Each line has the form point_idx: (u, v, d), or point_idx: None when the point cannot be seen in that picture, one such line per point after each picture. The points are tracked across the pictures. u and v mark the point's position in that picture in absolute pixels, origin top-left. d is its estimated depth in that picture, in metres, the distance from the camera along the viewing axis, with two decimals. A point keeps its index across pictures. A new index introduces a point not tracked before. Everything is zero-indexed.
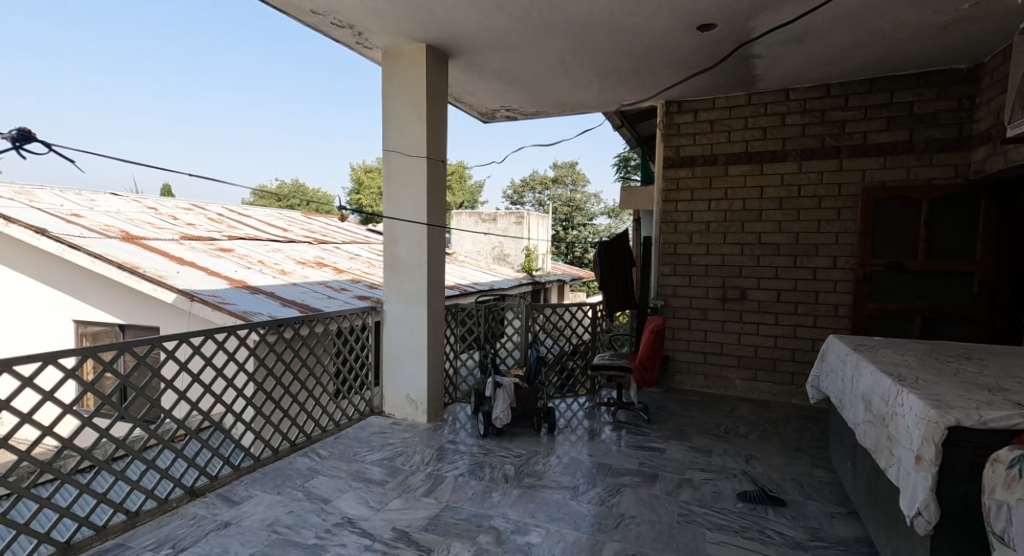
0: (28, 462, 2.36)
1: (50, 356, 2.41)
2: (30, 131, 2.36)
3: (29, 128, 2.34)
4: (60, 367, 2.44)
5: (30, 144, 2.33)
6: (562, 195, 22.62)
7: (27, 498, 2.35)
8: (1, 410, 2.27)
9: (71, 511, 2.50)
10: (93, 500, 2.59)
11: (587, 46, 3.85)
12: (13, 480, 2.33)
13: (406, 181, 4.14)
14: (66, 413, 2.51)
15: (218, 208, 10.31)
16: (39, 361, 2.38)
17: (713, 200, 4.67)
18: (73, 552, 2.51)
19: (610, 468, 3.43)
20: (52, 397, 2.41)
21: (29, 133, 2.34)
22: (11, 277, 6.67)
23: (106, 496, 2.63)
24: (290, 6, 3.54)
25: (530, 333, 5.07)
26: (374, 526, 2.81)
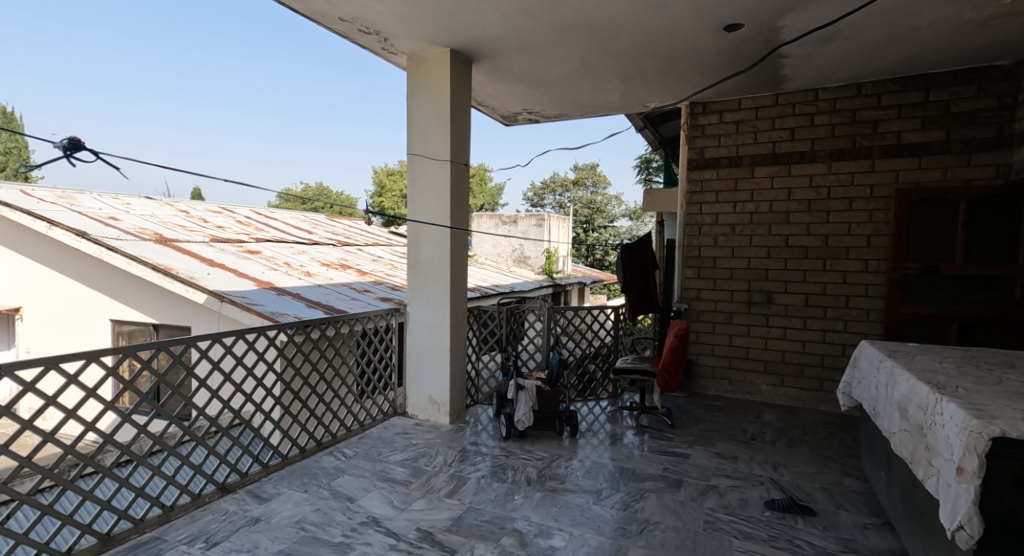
0: (72, 456, 2.43)
1: (93, 353, 2.48)
2: (80, 140, 2.50)
3: (79, 138, 2.49)
4: (104, 364, 2.51)
5: (79, 152, 2.48)
6: (583, 198, 22.57)
7: (71, 490, 2.42)
8: (48, 406, 2.34)
9: (112, 505, 2.57)
10: (132, 494, 2.66)
11: (612, 48, 3.84)
12: (59, 473, 2.41)
13: (430, 185, 4.17)
14: (108, 409, 2.58)
15: (246, 212, 10.54)
16: (83, 359, 2.45)
17: (738, 202, 4.61)
18: (113, 544, 2.59)
19: (634, 472, 3.40)
20: (95, 394, 2.48)
21: (79, 142, 2.48)
22: (53, 278, 6.92)
23: (144, 490, 2.70)
24: (318, 13, 3.61)
25: (552, 335, 5.05)
26: (398, 525, 2.84)
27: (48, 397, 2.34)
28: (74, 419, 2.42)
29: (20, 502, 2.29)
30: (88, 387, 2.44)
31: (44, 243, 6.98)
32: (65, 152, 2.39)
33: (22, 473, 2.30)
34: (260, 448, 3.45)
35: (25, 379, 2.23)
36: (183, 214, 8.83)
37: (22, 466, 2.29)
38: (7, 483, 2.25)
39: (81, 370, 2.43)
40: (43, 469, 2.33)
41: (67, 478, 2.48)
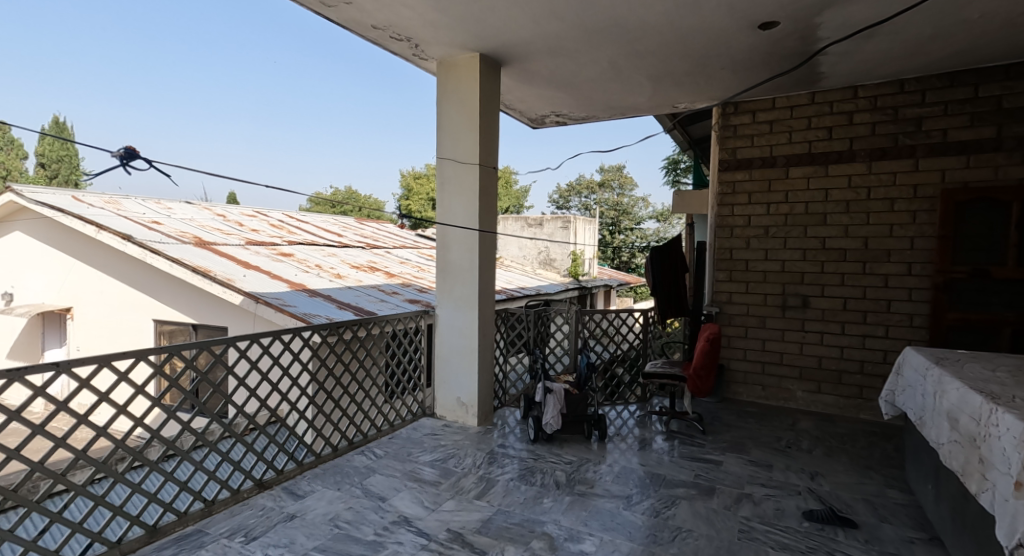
0: (122, 450, 2.53)
1: (142, 352, 2.56)
2: (135, 149, 2.67)
3: (134, 147, 2.66)
4: (152, 362, 2.59)
5: (135, 161, 2.65)
6: (609, 200, 22.42)
7: (121, 482, 2.52)
8: (100, 402, 2.43)
9: (158, 497, 2.66)
10: (177, 487, 2.75)
11: (643, 49, 3.81)
12: (110, 465, 2.50)
13: (459, 188, 4.20)
14: (154, 406, 2.66)
15: (280, 215, 10.80)
16: (132, 357, 2.54)
17: (772, 203, 4.52)
18: (160, 536, 2.68)
19: (664, 479, 3.35)
20: (143, 391, 2.56)
21: (134, 152, 2.65)
22: (100, 279, 7.22)
23: (188, 484, 2.79)
24: (351, 21, 3.67)
25: (579, 338, 5.03)
26: (429, 525, 2.86)
27: (101, 393, 2.43)
28: (124, 415, 2.51)
29: (75, 492, 2.39)
30: (137, 385, 2.53)
31: (93, 246, 7.29)
32: (123, 161, 2.58)
33: (76, 465, 2.39)
34: (295, 446, 3.52)
35: (80, 376, 2.32)
36: (221, 218, 9.07)
37: (77, 458, 2.39)
38: (63, 474, 2.35)
39: (131, 368, 2.52)
40: (95, 461, 2.42)
41: (117, 470, 2.58)
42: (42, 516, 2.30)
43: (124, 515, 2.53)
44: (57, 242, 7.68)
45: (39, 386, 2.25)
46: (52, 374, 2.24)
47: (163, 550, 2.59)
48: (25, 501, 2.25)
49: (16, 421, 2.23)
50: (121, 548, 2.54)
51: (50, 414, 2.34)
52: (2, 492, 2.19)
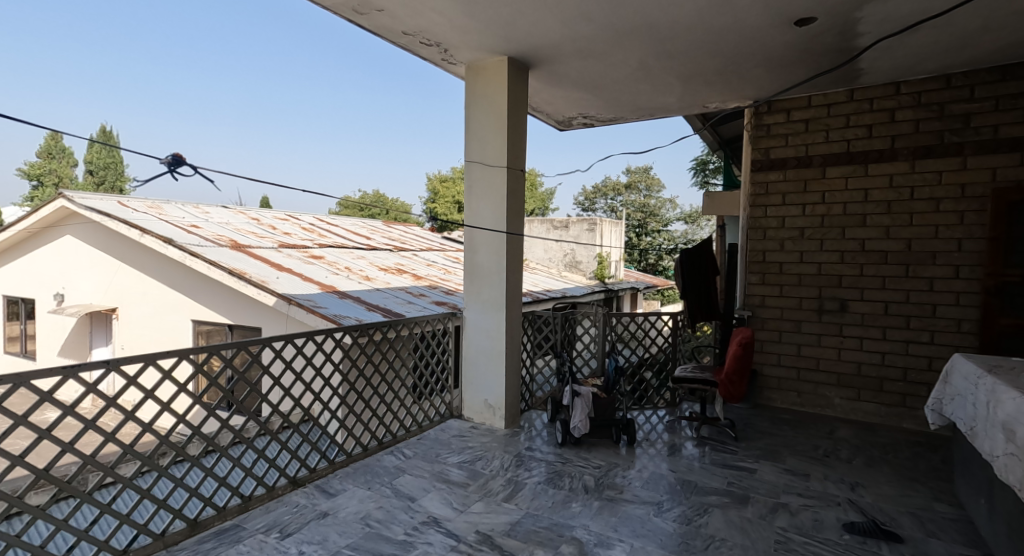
0: (166, 445, 2.60)
1: (184, 351, 2.63)
2: (181, 156, 2.76)
3: (181, 154, 2.75)
4: (195, 361, 2.66)
5: (181, 167, 2.73)
6: (635, 202, 22.20)
7: (165, 477, 2.59)
8: (146, 399, 2.50)
9: (199, 492, 2.73)
10: (216, 483, 2.82)
11: (673, 49, 3.76)
12: (155, 459, 2.58)
13: (487, 191, 4.21)
14: (196, 404, 2.73)
15: (310, 219, 11.00)
16: (176, 356, 2.60)
17: (808, 204, 4.40)
18: (200, 530, 2.76)
19: (696, 486, 3.29)
20: (186, 389, 2.63)
21: (180, 158, 2.74)
22: (143, 280, 7.47)
23: (227, 480, 2.86)
24: (382, 28, 3.72)
25: (606, 341, 4.98)
26: (458, 527, 2.87)
27: (145, 390, 2.50)
28: (168, 412, 2.58)
29: (123, 485, 2.48)
30: (180, 382, 2.60)
31: (136, 248, 7.55)
32: (170, 168, 2.67)
33: (124, 459, 2.48)
34: (327, 445, 3.57)
35: (128, 374, 2.40)
36: (255, 221, 9.29)
37: (125, 452, 2.47)
38: (112, 467, 2.43)
39: (176, 366, 2.59)
40: (142, 456, 2.50)
41: (162, 465, 2.65)
42: (92, 507, 2.39)
43: (169, 509, 2.61)
44: (104, 245, 7.99)
45: (91, 383, 2.33)
46: (103, 371, 2.32)
47: (203, 544, 2.66)
48: (77, 492, 2.34)
49: (69, 415, 2.31)
50: (165, 540, 2.62)
51: (99, 410, 2.43)
52: (56, 483, 2.28)
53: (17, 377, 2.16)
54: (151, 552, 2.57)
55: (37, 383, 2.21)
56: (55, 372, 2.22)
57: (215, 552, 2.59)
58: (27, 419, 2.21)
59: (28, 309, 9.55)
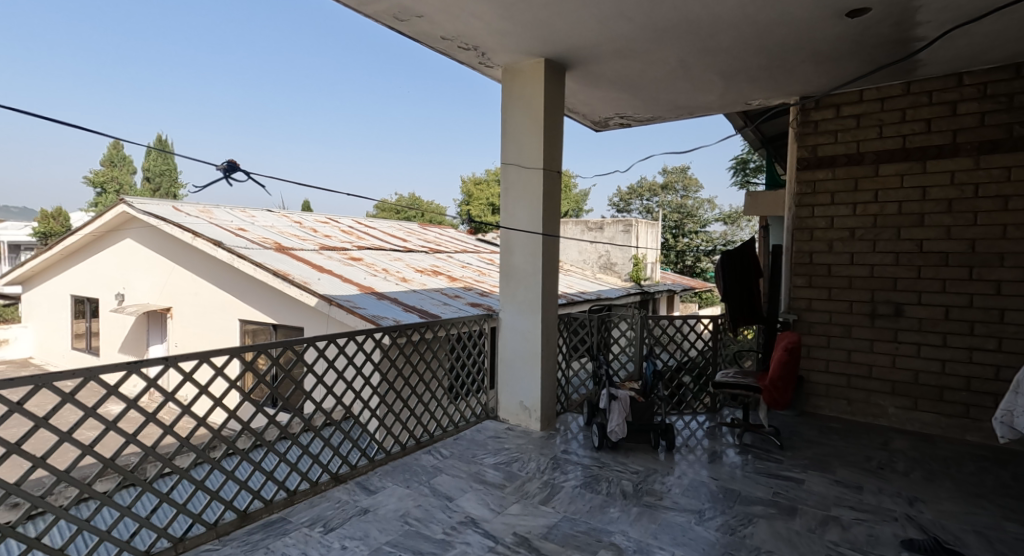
0: (217, 439, 2.69)
1: (235, 350, 2.70)
2: (236, 163, 2.91)
3: (235, 161, 2.90)
4: (245, 359, 2.74)
5: (236, 172, 2.89)
6: (672, 203, 21.78)
7: (217, 469, 2.68)
8: (200, 394, 2.59)
9: (248, 484, 2.82)
10: (264, 477, 2.90)
11: (713, 45, 3.66)
12: (207, 452, 2.68)
13: (523, 192, 4.19)
14: (246, 401, 2.81)
15: (349, 221, 11.22)
16: (227, 355, 2.68)
17: (859, 203, 4.23)
18: (249, 521, 2.85)
19: (739, 495, 3.19)
20: (236, 386, 2.71)
21: (235, 164, 2.89)
22: (194, 281, 7.76)
23: (273, 474, 2.93)
24: (422, 33, 3.74)
25: (644, 345, 4.89)
26: (495, 528, 2.85)
27: (200, 386, 2.59)
28: (221, 408, 2.67)
29: (179, 476, 2.57)
30: (231, 379, 2.68)
31: (188, 250, 7.87)
32: (227, 174, 2.82)
33: (180, 451, 2.57)
34: (366, 443, 3.61)
35: (184, 370, 2.48)
36: (297, 225, 9.53)
37: (182, 444, 2.57)
38: (170, 459, 2.54)
39: (228, 363, 2.67)
40: (196, 448, 2.60)
41: (214, 458, 2.75)
42: (153, 496, 2.49)
43: (221, 500, 2.70)
44: (160, 247, 8.35)
45: (152, 378, 2.42)
46: (162, 367, 2.40)
47: (252, 535, 2.74)
48: (139, 481, 2.44)
49: (131, 408, 2.41)
50: (217, 530, 2.72)
51: (158, 404, 2.52)
52: (120, 472, 2.39)
53: (85, 371, 2.25)
54: (204, 541, 2.67)
55: (104, 377, 2.30)
56: (119, 367, 2.31)
57: (263, 544, 2.66)
58: (95, 411, 2.31)
59: (92, 308, 10.05)
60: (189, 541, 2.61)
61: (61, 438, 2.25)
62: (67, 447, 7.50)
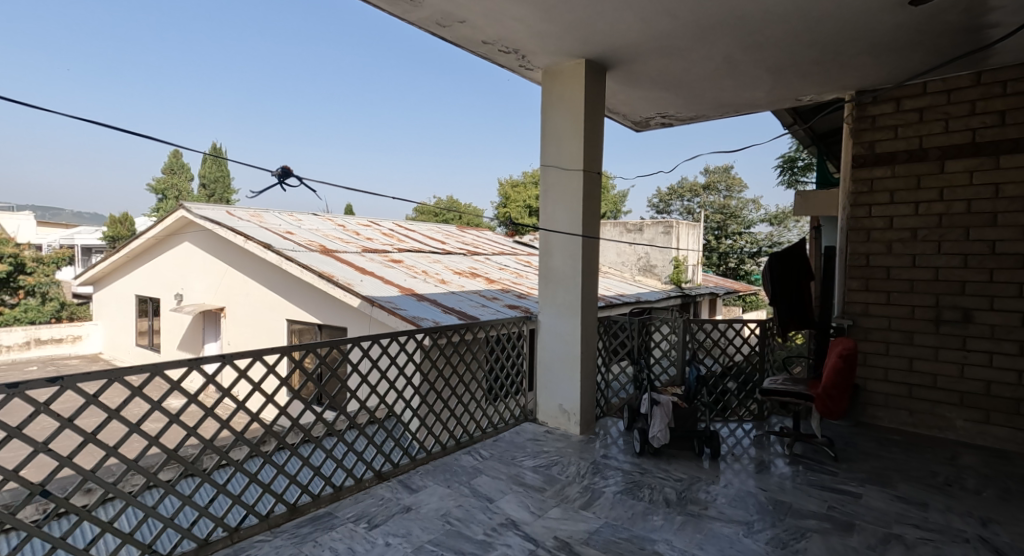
0: (269, 433, 2.76)
1: (286, 349, 2.76)
2: (289, 168, 3.19)
3: (288, 166, 3.18)
4: (294, 358, 2.80)
5: (289, 178, 3.16)
6: (714, 203, 21.18)
7: (269, 463, 2.75)
8: (255, 391, 2.67)
9: (296, 479, 2.88)
10: (312, 472, 2.96)
11: (762, 40, 3.54)
12: (260, 446, 2.75)
13: (563, 194, 4.14)
14: (295, 398, 2.88)
15: (390, 224, 11.42)
16: (278, 353, 2.74)
17: (922, 202, 4.00)
18: (298, 515, 2.90)
19: (790, 507, 3.05)
20: (287, 384, 2.78)
21: (288, 170, 3.17)
22: (246, 282, 8.03)
23: (320, 470, 2.98)
24: (463, 38, 3.75)
25: (686, 349, 4.75)
26: (536, 531, 2.81)
27: (254, 383, 2.66)
28: (272, 405, 2.74)
29: (234, 468, 2.65)
30: (282, 377, 2.75)
31: (239, 252, 8.16)
32: (281, 179, 3.10)
33: (235, 445, 2.66)
34: (408, 442, 3.63)
35: (239, 368, 2.55)
36: (341, 228, 9.75)
37: (236, 438, 2.65)
38: (226, 452, 2.62)
39: (279, 361, 2.74)
40: (249, 442, 2.68)
41: (266, 452, 2.82)
42: (211, 487, 2.58)
43: (272, 493, 2.77)
44: (213, 250, 8.69)
45: (210, 374, 2.50)
46: (219, 365, 2.48)
47: (301, 528, 2.80)
48: (198, 472, 2.53)
49: (192, 403, 2.50)
50: (268, 522, 2.79)
51: (216, 399, 2.61)
52: (182, 463, 2.48)
53: (151, 366, 2.34)
54: (257, 532, 2.74)
55: (168, 372, 2.39)
56: (181, 363, 2.40)
57: (311, 537, 2.71)
58: (159, 404, 2.40)
59: (154, 307, 10.50)
60: (243, 531, 2.69)
61: (130, 429, 2.35)
62: (132, 438, 7.89)
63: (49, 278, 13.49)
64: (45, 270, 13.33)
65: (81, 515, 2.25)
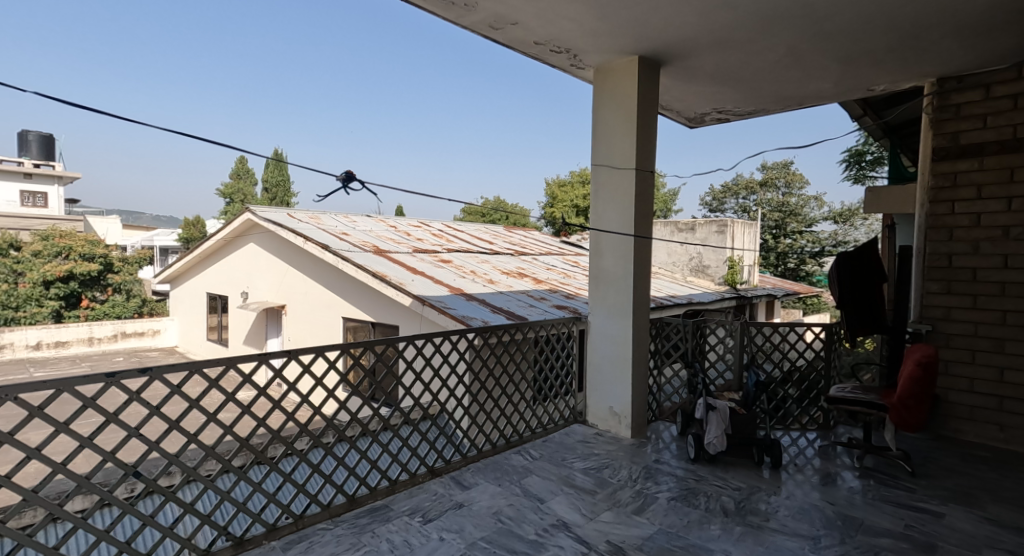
0: (331, 426, 2.83)
1: (346, 346, 2.82)
2: (352, 173, 3.27)
3: (352, 171, 3.26)
4: (353, 355, 2.86)
5: (352, 182, 3.24)
6: (772, 200, 20.33)
7: (330, 455, 2.81)
8: (318, 385, 2.73)
9: (354, 471, 2.92)
10: (369, 465, 3.00)
11: (831, 29, 3.33)
12: (321, 438, 2.82)
13: (614, 194, 4.04)
14: (353, 393, 2.92)
15: (439, 225, 11.55)
16: (339, 351, 2.80)
17: (1014, 197, 3.67)
18: (357, 505, 2.94)
19: (861, 524, 2.85)
20: (345, 379, 2.83)
21: (351, 175, 3.25)
22: (305, 282, 8.30)
23: (377, 463, 3.02)
24: (515, 40, 3.71)
25: (743, 353, 4.55)
26: (588, 534, 2.74)
27: (318, 377, 2.73)
28: (333, 399, 2.81)
29: (299, 458, 2.72)
30: (342, 372, 2.80)
31: (298, 253, 8.46)
32: (346, 184, 3.19)
33: (299, 436, 2.73)
34: (459, 439, 3.63)
35: (304, 363, 2.63)
36: (392, 229, 9.95)
37: (300, 430, 2.72)
38: (291, 442, 2.69)
39: (340, 358, 2.81)
40: (311, 434, 2.74)
41: (327, 444, 2.88)
42: (278, 475, 2.65)
43: (333, 483, 2.82)
44: (274, 250, 9.04)
45: (278, 368, 2.59)
46: (285, 360, 2.56)
47: (360, 519, 2.83)
48: (267, 460, 2.62)
49: (260, 395, 2.58)
50: (330, 511, 2.84)
51: (281, 392, 2.69)
52: (253, 451, 2.57)
53: (226, 359, 2.44)
54: (319, 520, 2.80)
55: (241, 365, 2.48)
56: (253, 358, 2.49)
57: (369, 528, 2.74)
58: (233, 396, 2.50)
59: (222, 304, 11.02)
60: (307, 519, 2.75)
61: (207, 418, 2.45)
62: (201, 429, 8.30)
63: (133, 277, 14.40)
64: (130, 269, 14.31)
65: (166, 495, 2.36)
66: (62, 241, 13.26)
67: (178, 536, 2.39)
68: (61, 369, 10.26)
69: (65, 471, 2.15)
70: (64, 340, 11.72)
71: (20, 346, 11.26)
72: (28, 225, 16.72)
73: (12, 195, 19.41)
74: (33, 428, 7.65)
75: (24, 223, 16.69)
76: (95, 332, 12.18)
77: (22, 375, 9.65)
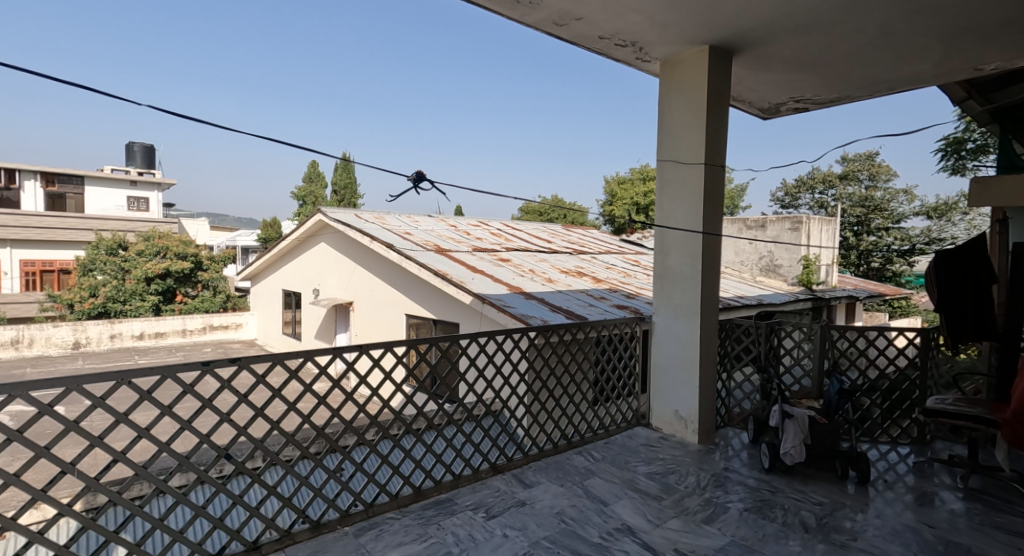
0: (398, 419, 2.82)
1: (412, 342, 2.80)
2: (423, 171, 3.18)
3: (422, 170, 3.17)
4: (419, 350, 2.84)
5: (422, 182, 3.16)
6: (852, 195, 19.07)
7: (399, 447, 2.80)
8: (387, 380, 2.72)
9: (421, 464, 2.90)
10: (435, 458, 2.97)
11: (930, 3, 3.01)
12: (389, 430, 2.81)
13: (682, 189, 3.83)
14: (419, 388, 2.90)
15: (499, 224, 11.54)
16: (406, 346, 2.78)
17: None
18: (423, 497, 2.93)
19: (967, 551, 2.55)
20: (412, 374, 2.81)
21: (422, 174, 3.18)
22: (371, 280, 8.50)
23: (442, 457, 2.99)
24: (580, 36, 3.58)
25: (822, 359, 4.21)
26: (656, 541, 2.60)
27: (387, 372, 2.72)
28: (400, 393, 2.79)
29: (370, 449, 2.72)
30: (410, 367, 2.79)
31: (364, 251, 8.69)
32: (415, 183, 3.11)
33: (369, 428, 2.73)
34: (520, 437, 3.55)
35: (373, 358, 2.63)
36: (454, 228, 10.02)
37: (371, 422, 2.72)
38: (362, 433, 2.70)
39: (407, 353, 2.79)
40: (379, 426, 2.74)
41: (395, 436, 2.87)
42: (350, 463, 2.67)
43: (401, 475, 2.81)
44: (343, 250, 9.34)
45: (349, 363, 2.60)
46: (358, 355, 2.56)
47: (426, 510, 2.81)
48: (340, 449, 2.64)
49: (335, 387, 2.60)
50: (398, 501, 2.83)
51: (353, 386, 2.70)
52: (327, 440, 2.60)
53: (303, 353, 2.47)
54: (387, 510, 2.80)
55: (318, 358, 2.51)
56: (328, 351, 2.51)
57: (434, 520, 2.71)
58: (311, 387, 2.53)
59: (296, 300, 11.49)
60: (377, 507, 2.76)
61: (289, 407, 2.49)
62: None
63: (219, 274, 15.27)
64: (215, 267, 15.20)
65: (252, 477, 2.42)
66: (160, 241, 14.31)
67: (263, 517, 2.45)
68: (159, 357, 11.04)
69: (169, 451, 2.24)
70: (162, 331, 12.51)
71: (127, 336, 12.09)
72: (132, 225, 18.07)
73: (119, 200, 21.00)
74: (142, 411, 8.23)
75: (131, 225, 18.08)
76: (188, 324, 12.93)
77: (127, 362, 10.46)
